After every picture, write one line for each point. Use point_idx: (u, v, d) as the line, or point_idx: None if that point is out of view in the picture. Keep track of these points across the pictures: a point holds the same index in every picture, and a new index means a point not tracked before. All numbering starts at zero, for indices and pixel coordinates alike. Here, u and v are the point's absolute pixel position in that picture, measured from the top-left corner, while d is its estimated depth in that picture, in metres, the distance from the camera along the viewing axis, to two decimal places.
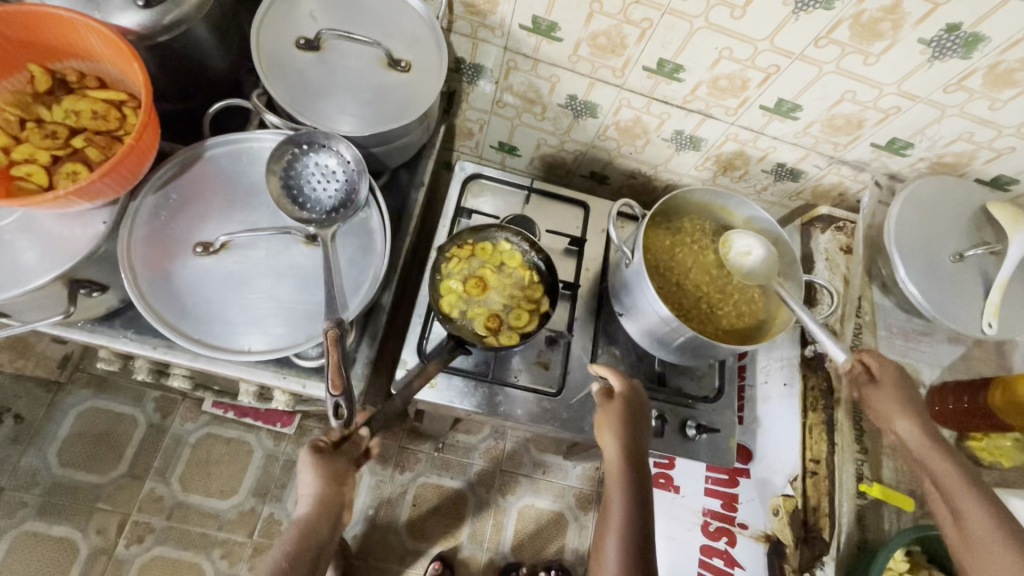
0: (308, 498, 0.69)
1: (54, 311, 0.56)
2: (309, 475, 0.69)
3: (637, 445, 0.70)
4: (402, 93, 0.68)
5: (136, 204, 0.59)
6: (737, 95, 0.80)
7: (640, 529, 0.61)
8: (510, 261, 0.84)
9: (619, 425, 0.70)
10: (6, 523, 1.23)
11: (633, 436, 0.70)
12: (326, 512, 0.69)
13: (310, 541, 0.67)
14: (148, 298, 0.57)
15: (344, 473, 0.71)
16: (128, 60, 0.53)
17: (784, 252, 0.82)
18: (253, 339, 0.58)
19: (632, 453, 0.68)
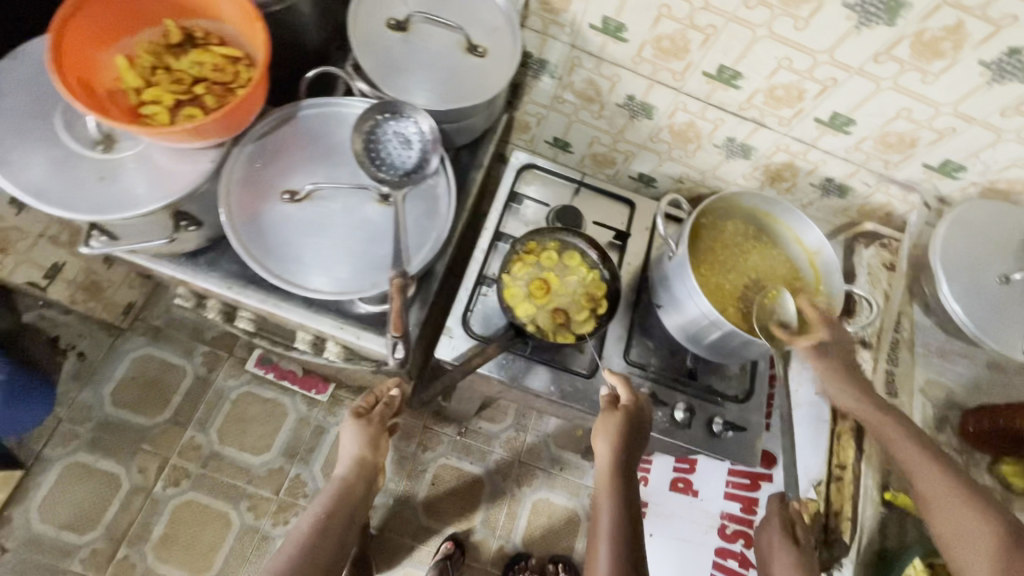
0: (349, 459, 0.93)
1: (156, 236, 0.63)
2: (351, 436, 0.94)
3: (631, 453, 0.76)
4: (476, 76, 0.74)
5: (236, 151, 0.66)
6: (792, 106, 0.83)
7: (628, 530, 0.70)
8: (572, 260, 0.88)
9: (615, 432, 0.76)
10: (60, 451, 1.32)
11: (628, 444, 0.76)
12: (360, 471, 0.92)
13: (345, 496, 0.89)
14: (239, 235, 0.63)
15: (377, 439, 0.96)
16: (251, 21, 0.59)
17: (826, 261, 0.84)
18: (326, 283, 0.64)
19: (626, 460, 0.75)
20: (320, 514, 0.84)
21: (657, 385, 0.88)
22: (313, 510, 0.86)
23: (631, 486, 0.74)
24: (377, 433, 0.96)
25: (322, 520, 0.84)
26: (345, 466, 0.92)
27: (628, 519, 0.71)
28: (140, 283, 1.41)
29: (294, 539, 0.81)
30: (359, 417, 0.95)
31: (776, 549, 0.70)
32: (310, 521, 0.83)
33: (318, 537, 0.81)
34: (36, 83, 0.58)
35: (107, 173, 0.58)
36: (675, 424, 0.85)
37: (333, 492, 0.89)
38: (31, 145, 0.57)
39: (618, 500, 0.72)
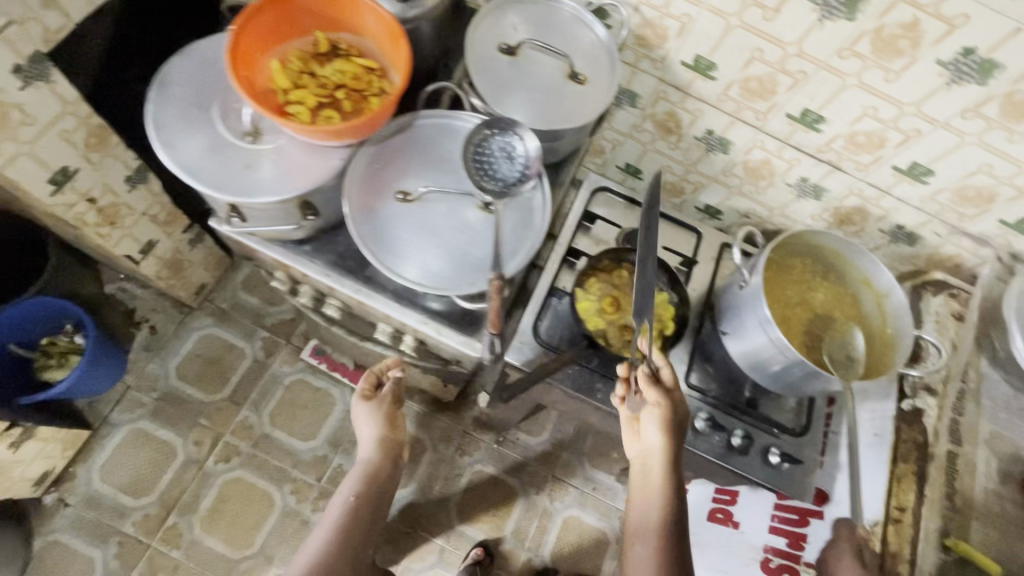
0: (369, 441, 0.95)
1: (286, 222, 0.70)
2: (365, 419, 0.94)
3: (679, 442, 0.77)
4: (576, 101, 0.79)
5: (360, 150, 0.72)
6: (871, 153, 0.86)
7: (675, 519, 0.73)
8: (643, 279, 0.92)
9: (667, 423, 0.76)
10: (125, 417, 1.40)
11: (677, 435, 0.77)
12: (383, 452, 0.95)
13: (370, 478, 0.92)
14: (357, 227, 0.70)
15: (394, 416, 0.96)
16: (394, 39, 0.65)
17: (895, 304, 0.86)
18: (428, 279, 0.70)
19: (675, 449, 0.76)
20: (349, 498, 0.89)
21: (715, 409, 0.91)
22: (345, 492, 0.91)
23: (678, 475, 0.76)
24: (392, 412, 0.95)
25: (351, 505, 0.89)
26: (367, 449, 0.94)
27: (674, 508, 0.74)
28: (214, 266, 1.50)
29: (330, 523, 0.87)
30: (368, 399, 0.94)
31: (842, 567, 0.79)
32: (340, 507, 0.89)
33: (348, 525, 0.86)
34: (201, 76, 0.66)
35: (252, 162, 0.65)
36: (731, 449, 0.88)
37: (359, 475, 0.92)
38: (193, 133, 0.64)
39: (667, 490, 0.75)
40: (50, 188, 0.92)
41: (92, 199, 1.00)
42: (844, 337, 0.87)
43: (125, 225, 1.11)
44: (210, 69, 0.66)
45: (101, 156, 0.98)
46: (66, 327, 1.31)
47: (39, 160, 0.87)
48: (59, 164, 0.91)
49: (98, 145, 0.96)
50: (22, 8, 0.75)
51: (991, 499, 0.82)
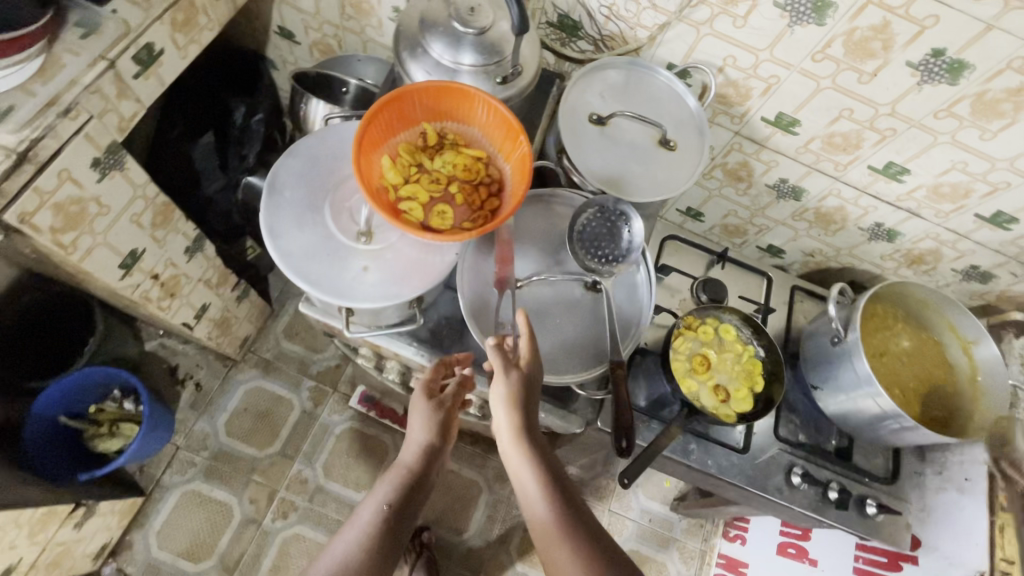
0: (413, 447, 0.75)
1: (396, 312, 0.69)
2: (420, 420, 0.76)
3: (530, 408, 0.66)
4: (671, 168, 0.78)
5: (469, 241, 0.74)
6: (954, 202, 0.86)
7: (554, 496, 0.63)
8: (726, 331, 0.91)
9: (513, 394, 0.64)
10: (178, 479, 1.37)
11: (526, 404, 0.65)
12: (428, 462, 0.74)
13: (410, 489, 0.71)
14: (474, 318, 0.71)
15: (447, 422, 0.77)
16: (511, 132, 0.64)
17: (984, 353, 0.86)
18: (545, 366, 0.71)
19: (527, 420, 0.65)
20: (383, 508, 0.67)
21: (808, 461, 0.90)
22: (374, 501, 0.69)
23: (542, 445, 0.66)
24: (448, 418, 0.77)
25: (382, 518, 0.66)
26: (412, 453, 0.74)
27: (555, 482, 0.65)
28: (257, 317, 1.47)
29: (346, 542, 0.64)
30: (430, 397, 0.76)
31: None
32: (368, 518, 0.66)
33: (373, 551, 0.63)
34: (310, 177, 0.65)
35: (368, 263, 0.63)
36: (828, 502, 0.87)
37: (397, 482, 0.71)
38: (308, 238, 0.62)
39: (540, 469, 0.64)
40: (119, 271, 0.90)
41: (155, 275, 0.98)
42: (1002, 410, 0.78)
43: (183, 293, 1.09)
44: (318, 171, 0.65)
45: (165, 232, 0.95)
46: (115, 392, 1.28)
47: (110, 247, 0.85)
48: (128, 247, 0.89)
49: (163, 223, 0.93)
50: (102, 102, 0.72)
51: None
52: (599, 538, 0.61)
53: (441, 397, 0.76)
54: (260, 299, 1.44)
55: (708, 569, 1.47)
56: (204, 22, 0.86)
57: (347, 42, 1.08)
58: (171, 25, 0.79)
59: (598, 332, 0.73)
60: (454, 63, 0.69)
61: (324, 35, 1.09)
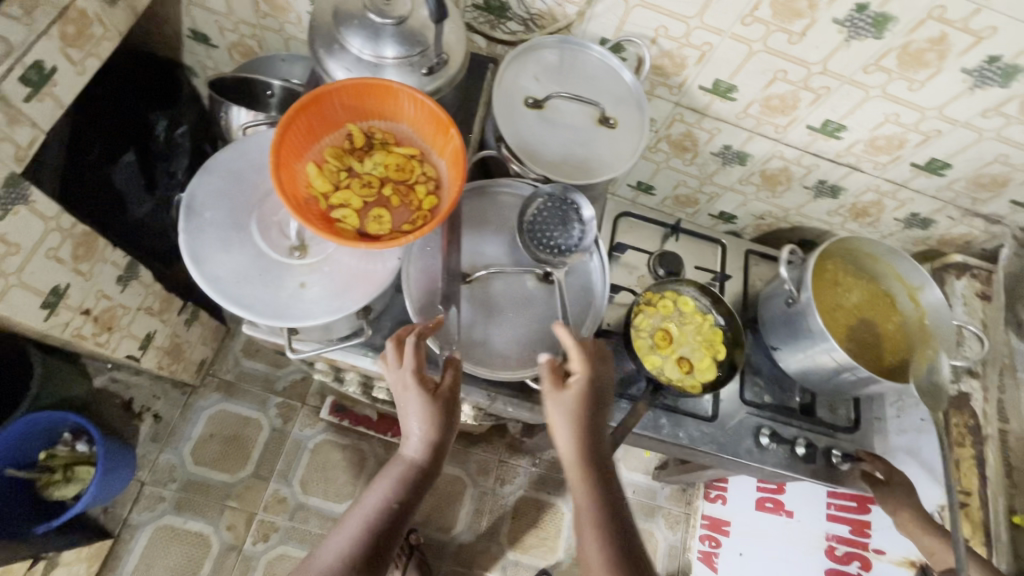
0: (415, 439, 0.65)
1: (348, 325, 0.66)
2: (416, 417, 0.64)
3: (590, 428, 0.65)
4: (612, 147, 0.77)
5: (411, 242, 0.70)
6: (891, 153, 0.88)
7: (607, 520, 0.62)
8: (685, 303, 0.92)
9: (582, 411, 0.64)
10: (147, 515, 1.32)
11: (587, 425, 0.64)
12: (435, 458, 0.66)
13: (416, 487, 0.65)
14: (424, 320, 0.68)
15: (450, 416, 0.65)
16: (441, 126, 0.61)
17: (930, 298, 0.89)
18: (501, 363, 0.69)
19: (585, 440, 0.64)
20: (391, 506, 0.64)
21: (775, 421, 0.92)
22: (379, 494, 0.65)
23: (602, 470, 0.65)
24: (450, 413, 0.64)
25: (385, 519, 0.64)
26: (415, 448, 0.65)
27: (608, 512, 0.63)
28: (211, 338, 1.41)
29: (349, 536, 0.63)
30: (427, 388, 0.63)
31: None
32: (373, 515, 0.64)
33: (374, 552, 0.62)
34: (231, 193, 0.61)
35: (306, 279, 0.60)
36: (797, 458, 0.90)
37: (402, 476, 0.65)
38: (236, 259, 0.59)
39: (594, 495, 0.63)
40: (43, 312, 0.83)
41: (86, 311, 0.92)
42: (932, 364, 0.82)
43: (122, 325, 1.03)
44: (239, 185, 0.61)
45: (91, 264, 0.89)
46: (64, 435, 1.21)
47: (28, 288, 0.78)
48: (50, 285, 0.82)
49: (85, 254, 0.87)
50: None
51: None
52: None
53: (439, 389, 0.63)
54: (211, 320, 1.38)
55: (694, 531, 1.51)
56: (101, 32, 0.79)
57: (267, 42, 1.02)
58: (60, 39, 0.72)
59: (555, 323, 0.71)
60: (376, 57, 0.65)
61: (241, 35, 1.02)
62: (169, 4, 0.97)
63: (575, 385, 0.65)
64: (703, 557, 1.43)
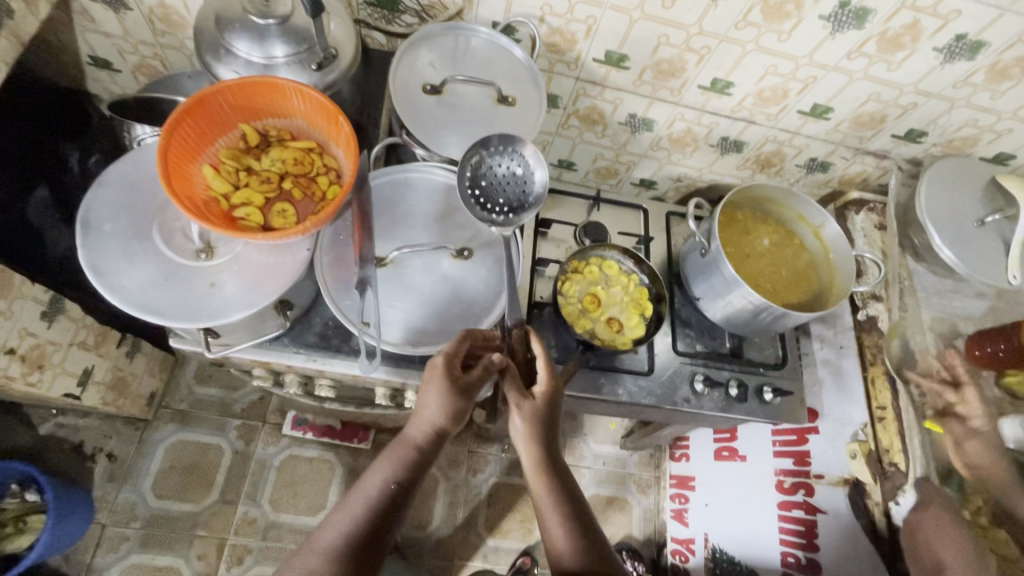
0: (424, 423, 0.68)
1: (271, 323, 0.68)
2: (435, 400, 0.66)
3: (549, 434, 0.69)
4: (512, 124, 0.80)
5: (321, 233, 0.72)
6: (778, 103, 0.94)
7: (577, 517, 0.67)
8: (610, 266, 0.96)
9: (542, 423, 0.68)
10: (112, 557, 1.28)
11: (550, 430, 0.69)
12: (436, 443, 0.69)
13: (415, 467, 0.67)
14: (342, 307, 0.69)
15: (465, 408, 0.68)
16: (330, 115, 0.63)
17: (831, 232, 0.95)
18: (417, 338, 0.71)
19: (545, 444, 0.69)
20: (391, 488, 0.65)
21: (708, 366, 0.97)
22: (378, 476, 0.66)
23: (561, 470, 0.70)
24: (466, 404, 0.67)
25: (385, 499, 0.64)
26: (422, 431, 0.68)
27: (574, 505, 0.68)
28: (159, 369, 1.39)
29: (349, 518, 0.63)
30: (452, 377, 0.66)
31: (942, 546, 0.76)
32: (373, 496, 0.64)
33: (369, 534, 0.62)
34: (126, 204, 0.62)
35: (214, 279, 0.61)
36: (731, 399, 0.95)
37: (402, 459, 0.67)
38: (139, 267, 0.59)
39: (558, 494, 0.68)
40: None
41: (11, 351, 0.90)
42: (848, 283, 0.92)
43: (54, 362, 1.01)
44: (136, 196, 0.63)
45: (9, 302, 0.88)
46: (13, 486, 1.17)
47: None
48: None
49: None
50: None
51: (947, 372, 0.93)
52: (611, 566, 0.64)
53: (462, 378, 0.67)
54: (156, 349, 1.35)
55: (665, 492, 1.56)
56: None
57: (170, 60, 1.02)
58: None
59: (473, 296, 0.74)
60: (265, 57, 0.67)
61: (142, 57, 1.02)
62: (61, 32, 0.96)
63: (541, 393, 0.69)
64: (674, 515, 1.47)
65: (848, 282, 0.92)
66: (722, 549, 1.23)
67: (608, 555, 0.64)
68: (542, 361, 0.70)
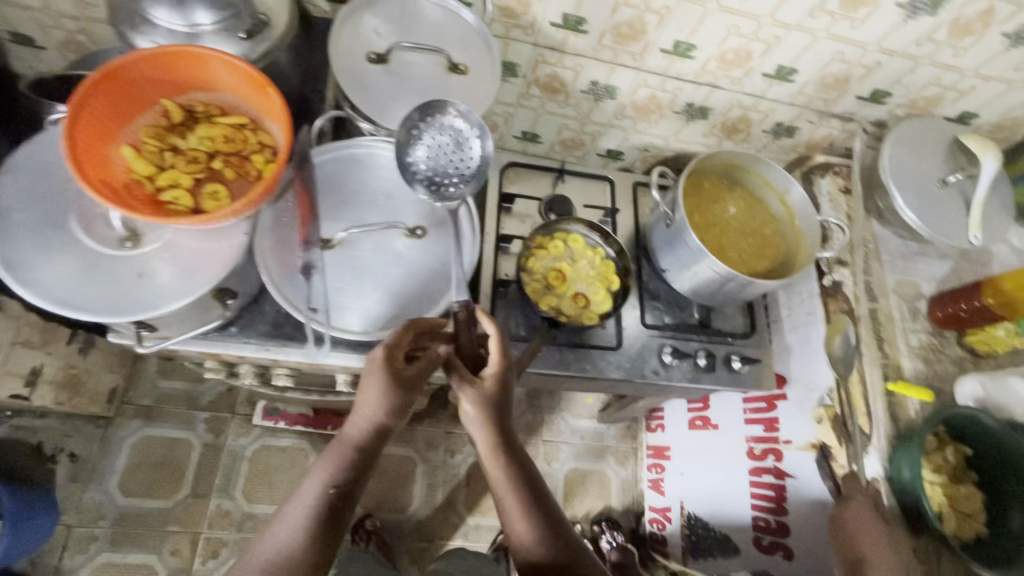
0: (364, 419, 0.63)
1: (212, 314, 0.65)
2: (374, 395, 0.62)
3: (504, 418, 0.65)
4: (463, 95, 0.77)
5: (261, 216, 0.68)
6: (742, 66, 0.91)
7: (539, 503, 0.64)
8: (575, 240, 0.94)
9: (496, 407, 0.64)
10: (80, 558, 1.25)
11: (505, 415, 0.65)
12: (379, 438, 0.64)
13: (355, 468, 0.62)
14: (286, 293, 0.66)
15: (410, 400, 0.64)
16: (260, 86, 0.60)
17: (796, 198, 0.94)
18: (369, 322, 0.68)
19: (500, 430, 0.64)
20: (329, 493, 0.59)
21: (676, 338, 0.96)
22: (315, 483, 0.60)
23: (520, 455, 0.65)
24: (408, 398, 0.64)
25: (322, 507, 0.59)
26: (361, 428, 0.63)
27: (533, 494, 0.64)
28: (118, 364, 1.33)
29: (282, 535, 0.58)
30: (392, 371, 0.63)
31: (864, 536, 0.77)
32: (309, 505, 0.59)
33: (309, 546, 0.57)
34: (42, 193, 0.58)
35: (144, 270, 0.57)
36: (701, 370, 0.94)
37: (340, 460, 0.61)
38: (60, 261, 0.56)
39: (516, 484, 0.63)
40: None
41: None
42: (813, 249, 0.91)
43: None
44: (52, 184, 0.59)
45: None
46: None
47: None
48: None
49: None
50: None
51: (910, 334, 0.94)
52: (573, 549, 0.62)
53: (403, 372, 0.64)
54: (112, 345, 1.30)
55: (642, 463, 1.58)
56: None
57: (99, 35, 0.94)
58: None
59: (428, 277, 0.71)
60: (189, 26, 0.62)
61: (67, 32, 0.94)
62: None
63: (492, 375, 0.65)
64: (651, 484, 1.49)
65: (811, 247, 0.92)
66: (696, 516, 1.24)
67: (573, 547, 0.62)
68: (494, 342, 0.66)
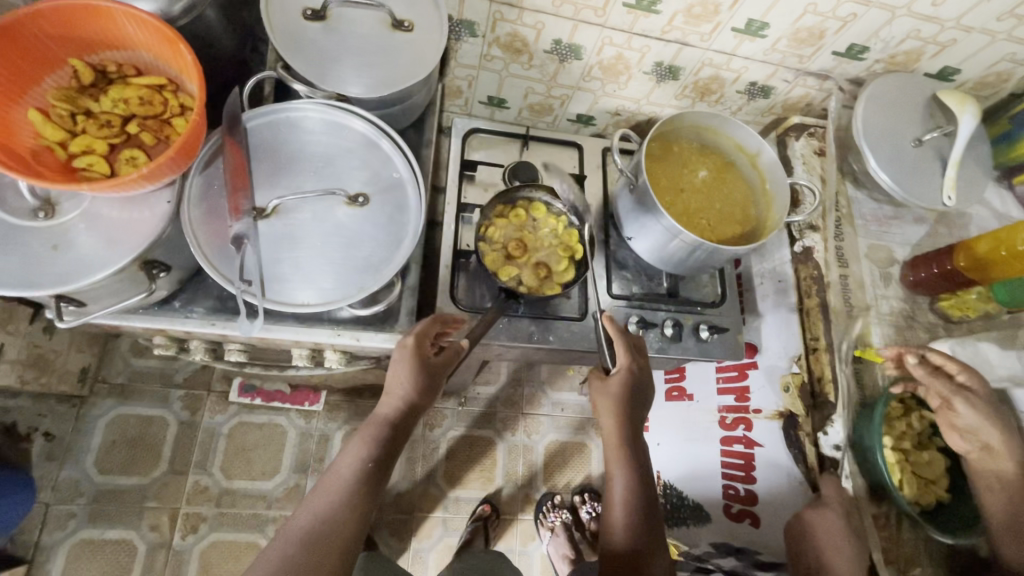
0: (397, 400, 0.71)
1: (138, 289, 0.62)
2: (406, 374, 0.70)
3: (630, 413, 0.78)
4: (409, 51, 0.72)
5: (189, 183, 0.64)
6: (710, 21, 0.86)
7: (642, 489, 0.75)
8: (537, 209, 0.91)
9: (624, 401, 0.77)
10: (59, 534, 1.26)
11: (630, 410, 0.78)
12: (409, 417, 0.72)
13: (388, 444, 0.69)
14: (217, 264, 0.63)
15: (435, 384, 0.73)
16: (170, 42, 0.58)
17: (768, 159, 0.90)
18: (308, 294, 0.65)
19: (628, 421, 0.78)
20: (368, 465, 0.66)
21: (643, 308, 0.94)
22: (353, 457, 0.67)
23: (634, 449, 0.77)
24: (434, 382, 0.72)
25: (361, 478, 0.65)
26: (393, 407, 0.71)
27: (642, 475, 0.76)
28: (87, 344, 1.32)
29: (324, 501, 0.63)
30: (420, 354, 0.71)
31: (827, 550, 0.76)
32: (349, 476, 0.65)
33: (349, 510, 0.63)
34: None
35: (59, 240, 0.56)
36: (668, 340, 0.92)
37: (375, 437, 0.69)
38: None
39: (632, 467, 0.76)
40: None
41: None
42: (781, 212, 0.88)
43: None
44: None
45: None
46: None
47: None
48: None
49: None
50: None
51: (881, 301, 0.92)
52: (655, 526, 0.74)
53: (429, 354, 0.72)
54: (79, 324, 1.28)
55: None
56: None
57: None
58: None
59: (370, 247, 0.68)
60: None
61: None
62: None
63: (621, 373, 0.79)
64: None
65: (780, 211, 0.89)
66: None
67: (655, 531, 0.73)
68: (621, 346, 0.80)
